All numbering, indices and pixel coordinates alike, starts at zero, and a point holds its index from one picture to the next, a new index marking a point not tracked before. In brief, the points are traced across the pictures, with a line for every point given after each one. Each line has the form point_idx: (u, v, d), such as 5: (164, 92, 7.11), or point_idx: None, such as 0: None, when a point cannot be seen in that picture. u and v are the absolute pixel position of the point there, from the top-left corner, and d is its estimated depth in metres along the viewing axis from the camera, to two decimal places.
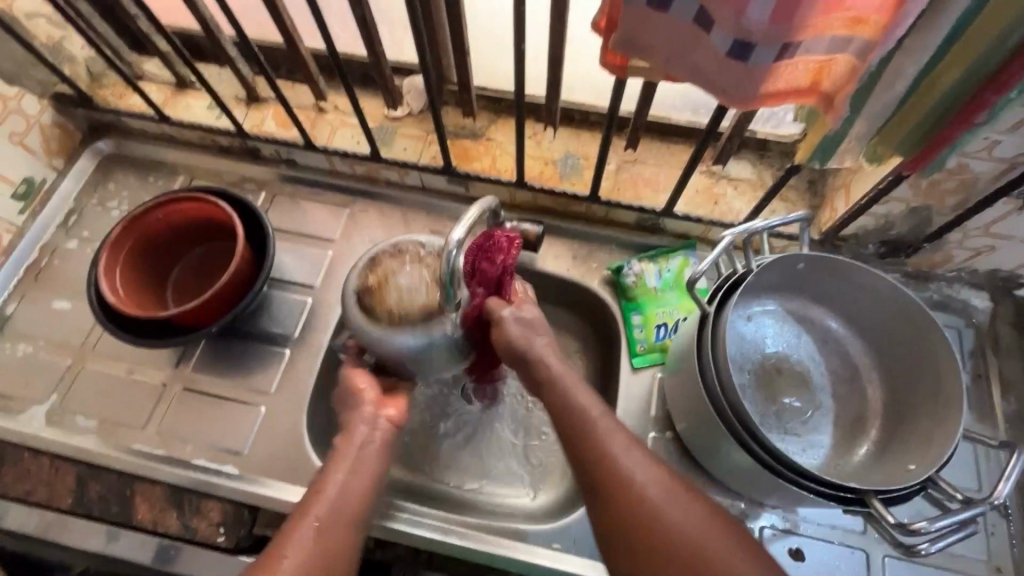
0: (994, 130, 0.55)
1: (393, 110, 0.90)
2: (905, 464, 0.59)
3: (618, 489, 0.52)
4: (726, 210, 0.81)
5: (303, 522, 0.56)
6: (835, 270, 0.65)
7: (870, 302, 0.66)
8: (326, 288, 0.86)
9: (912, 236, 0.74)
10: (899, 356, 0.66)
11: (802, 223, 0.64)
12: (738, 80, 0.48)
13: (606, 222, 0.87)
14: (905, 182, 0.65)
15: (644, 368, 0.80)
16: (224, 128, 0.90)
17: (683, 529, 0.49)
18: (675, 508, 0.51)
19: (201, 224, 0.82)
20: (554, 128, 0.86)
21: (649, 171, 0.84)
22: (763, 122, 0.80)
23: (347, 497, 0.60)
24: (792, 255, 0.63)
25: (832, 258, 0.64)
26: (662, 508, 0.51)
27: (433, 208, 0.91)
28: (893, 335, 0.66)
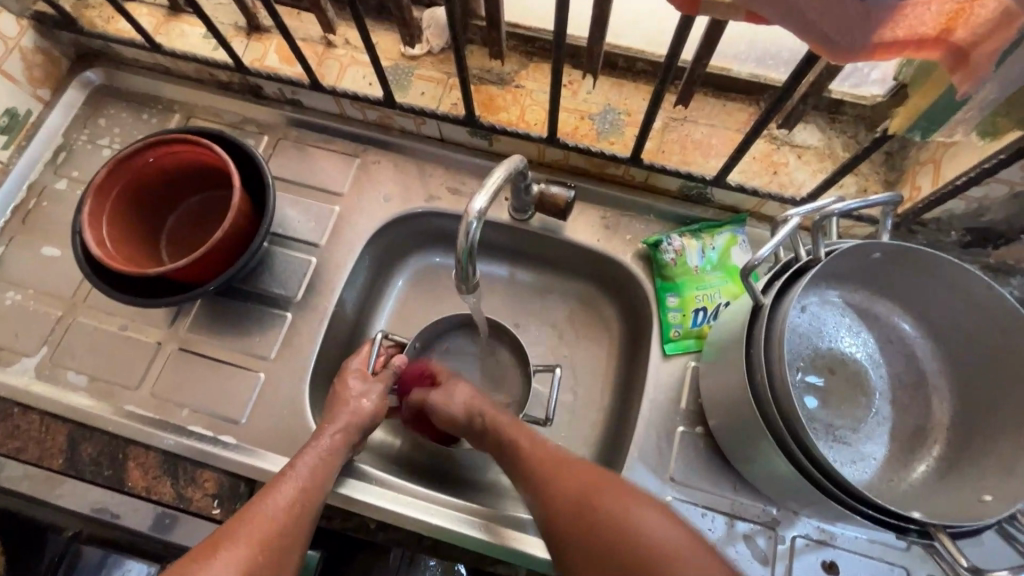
0: None
1: (410, 48, 0.79)
2: (979, 492, 0.52)
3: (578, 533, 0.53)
4: (786, 182, 0.70)
5: (260, 506, 0.55)
6: (915, 263, 0.56)
7: (954, 302, 0.57)
8: (332, 247, 0.79)
9: (1007, 225, 0.63)
10: (977, 364, 0.58)
11: (887, 205, 0.54)
12: (848, 23, 0.38)
13: (646, 188, 0.77)
14: (1019, 163, 0.54)
15: (677, 355, 0.72)
16: (221, 62, 0.80)
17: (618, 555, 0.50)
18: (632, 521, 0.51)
19: (196, 169, 0.74)
20: (593, 76, 0.74)
21: (700, 132, 0.73)
22: (842, 79, 0.68)
23: (292, 504, 0.56)
24: (871, 243, 0.54)
25: (919, 249, 0.54)
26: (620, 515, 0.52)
27: (452, 163, 0.81)
28: (975, 340, 0.57)
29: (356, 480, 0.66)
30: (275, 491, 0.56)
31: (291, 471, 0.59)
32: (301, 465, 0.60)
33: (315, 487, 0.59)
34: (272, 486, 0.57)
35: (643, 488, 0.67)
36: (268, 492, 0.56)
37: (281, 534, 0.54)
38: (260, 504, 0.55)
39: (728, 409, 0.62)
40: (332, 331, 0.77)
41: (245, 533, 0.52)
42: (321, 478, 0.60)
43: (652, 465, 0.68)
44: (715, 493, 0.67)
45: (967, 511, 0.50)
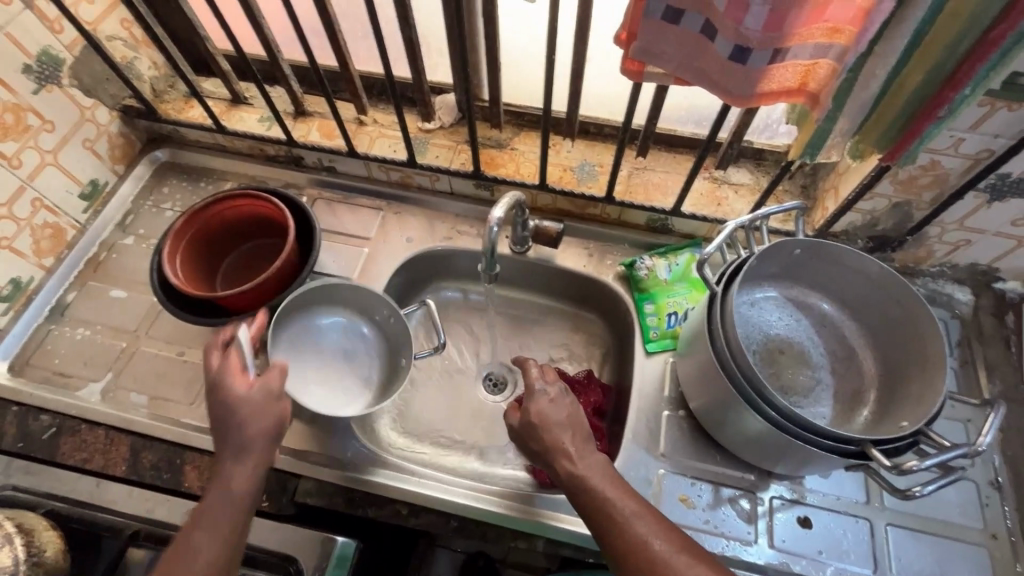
0: (959, 128, 0.65)
1: (427, 123, 0.99)
2: (900, 422, 0.66)
3: (633, 553, 0.56)
4: (729, 210, 0.90)
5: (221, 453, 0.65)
6: (824, 253, 0.73)
7: (860, 285, 0.74)
8: (362, 280, 0.94)
9: (896, 232, 0.82)
10: (887, 331, 0.74)
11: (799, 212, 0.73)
12: (739, 80, 0.58)
13: (619, 223, 0.96)
14: (887, 178, 0.74)
15: (657, 353, 0.86)
16: (274, 138, 0.99)
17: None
18: (682, 565, 0.55)
19: (253, 221, 0.90)
20: (571, 139, 0.95)
21: (657, 177, 0.93)
22: (759, 133, 0.89)
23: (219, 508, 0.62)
24: (789, 241, 0.72)
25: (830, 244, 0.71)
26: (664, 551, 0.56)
27: (460, 211, 1.00)
28: (881, 314, 0.74)
29: (391, 469, 0.76)
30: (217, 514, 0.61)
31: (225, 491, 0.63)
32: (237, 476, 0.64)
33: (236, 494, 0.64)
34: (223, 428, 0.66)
35: (638, 464, 0.78)
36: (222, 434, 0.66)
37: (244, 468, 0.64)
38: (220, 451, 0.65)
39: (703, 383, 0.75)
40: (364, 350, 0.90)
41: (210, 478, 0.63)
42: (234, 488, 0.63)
43: (644, 443, 0.80)
44: (700, 464, 0.78)
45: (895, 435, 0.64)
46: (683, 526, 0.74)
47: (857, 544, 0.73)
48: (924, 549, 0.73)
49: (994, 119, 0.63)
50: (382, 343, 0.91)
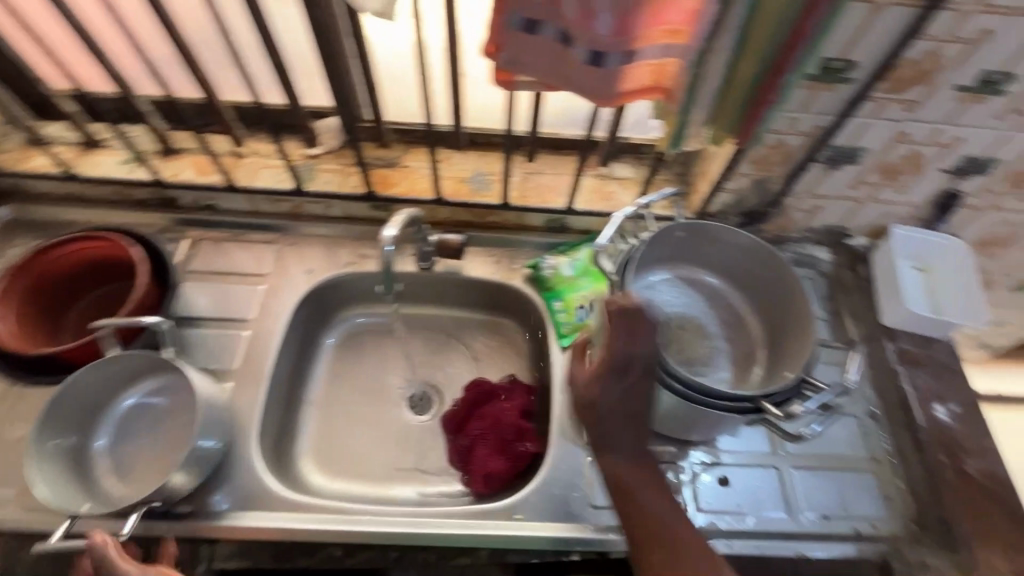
0: (792, 109, 0.74)
1: (311, 149, 0.96)
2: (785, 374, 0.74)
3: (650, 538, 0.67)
4: (618, 203, 0.95)
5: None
6: (701, 232, 0.81)
7: (737, 257, 0.82)
8: (261, 319, 0.88)
9: (761, 206, 0.92)
10: (766, 296, 0.82)
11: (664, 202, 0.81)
12: (600, 81, 0.62)
13: (520, 227, 0.98)
14: (744, 159, 0.82)
15: (572, 347, 0.89)
16: (140, 180, 0.91)
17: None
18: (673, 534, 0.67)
19: (100, 264, 0.83)
20: (461, 151, 0.97)
21: (549, 179, 0.97)
22: (631, 129, 0.94)
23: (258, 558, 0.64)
24: (670, 226, 0.78)
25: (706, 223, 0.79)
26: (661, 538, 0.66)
27: (359, 235, 0.97)
28: (758, 281, 0.82)
29: (318, 512, 0.72)
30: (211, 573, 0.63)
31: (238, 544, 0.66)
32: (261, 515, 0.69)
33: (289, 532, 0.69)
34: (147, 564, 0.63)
35: (567, 457, 0.81)
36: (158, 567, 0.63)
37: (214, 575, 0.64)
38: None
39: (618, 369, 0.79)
40: (273, 393, 0.85)
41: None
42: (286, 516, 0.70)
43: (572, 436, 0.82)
44: None
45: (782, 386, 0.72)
46: (617, 508, 0.76)
47: (769, 491, 0.80)
48: (823, 484, 0.81)
49: (817, 99, 0.72)
50: (157, 378, 0.78)
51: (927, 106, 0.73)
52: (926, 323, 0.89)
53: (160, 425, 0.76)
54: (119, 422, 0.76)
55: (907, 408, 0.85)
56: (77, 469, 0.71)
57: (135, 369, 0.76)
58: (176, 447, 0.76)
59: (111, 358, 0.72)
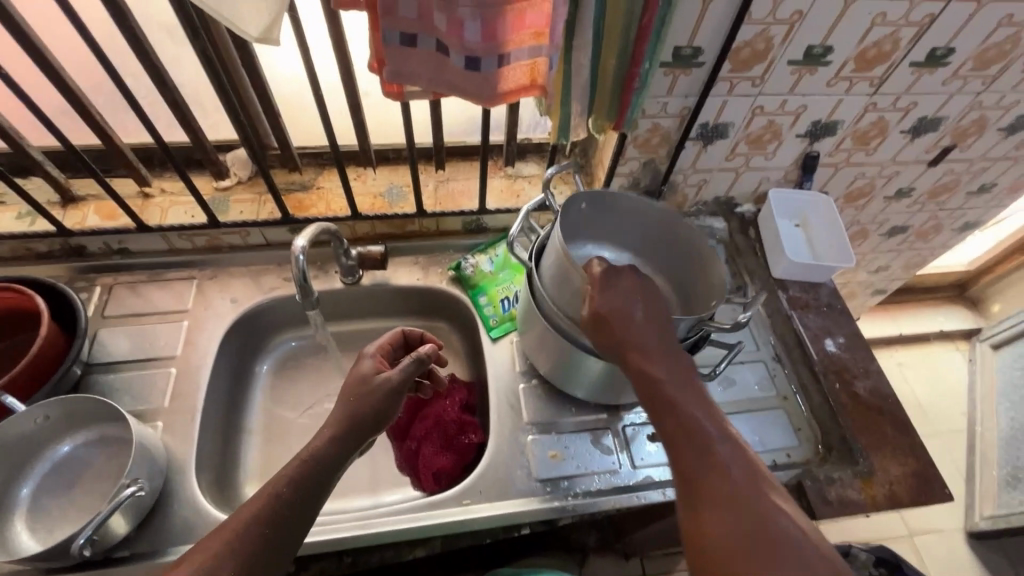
0: (661, 94, 0.83)
1: (222, 182, 0.97)
2: None
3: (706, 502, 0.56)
4: (528, 199, 1.02)
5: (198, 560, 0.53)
6: (606, 206, 0.87)
7: (640, 224, 0.89)
8: (188, 354, 0.88)
9: (655, 185, 1.01)
10: (672, 256, 0.91)
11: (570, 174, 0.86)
12: (480, 84, 0.68)
13: (440, 233, 1.03)
14: (629, 144, 0.91)
15: (502, 337, 0.94)
16: (41, 232, 0.89)
17: (726, 529, 0.53)
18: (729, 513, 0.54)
19: (3, 315, 0.80)
20: (373, 167, 1.01)
21: (460, 184, 1.02)
22: (532, 129, 1.04)
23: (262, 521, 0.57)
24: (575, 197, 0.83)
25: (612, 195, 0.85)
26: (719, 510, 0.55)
27: (282, 259, 0.99)
28: (661, 242, 0.90)
29: None
30: (226, 529, 0.56)
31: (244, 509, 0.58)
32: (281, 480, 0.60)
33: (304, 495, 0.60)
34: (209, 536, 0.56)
35: (508, 439, 0.85)
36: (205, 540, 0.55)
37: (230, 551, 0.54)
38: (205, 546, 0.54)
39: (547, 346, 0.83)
40: (208, 425, 0.84)
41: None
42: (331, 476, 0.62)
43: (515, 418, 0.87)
44: (561, 420, 0.87)
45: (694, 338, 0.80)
46: (559, 478, 0.81)
47: None
48: (743, 425, 0.89)
49: (679, 83, 0.82)
50: (87, 430, 0.76)
51: (771, 80, 0.84)
52: (809, 270, 1.00)
53: (84, 475, 0.74)
54: (43, 476, 0.73)
55: (804, 347, 0.95)
56: None
57: (71, 417, 0.74)
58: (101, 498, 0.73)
59: (41, 407, 0.70)
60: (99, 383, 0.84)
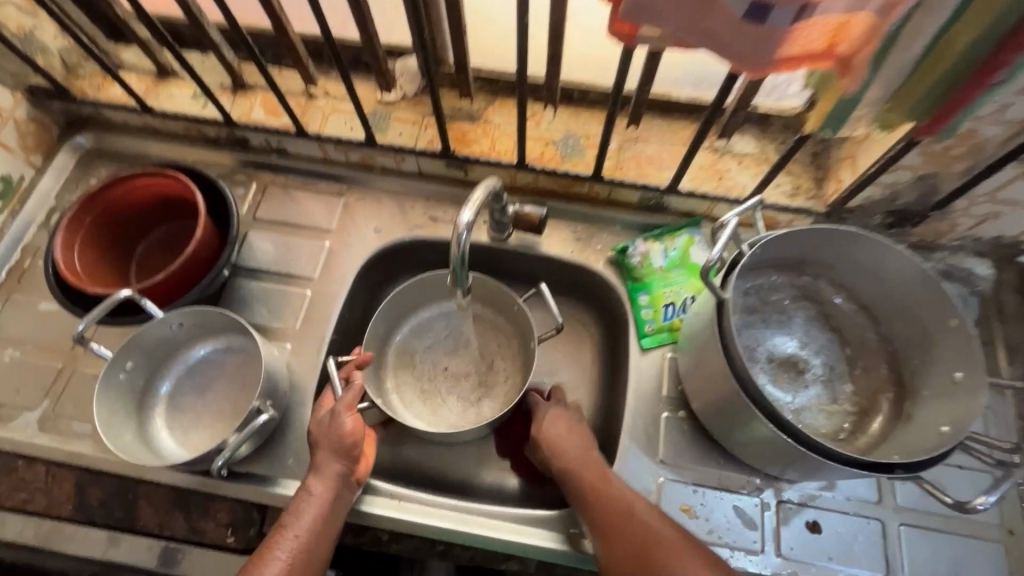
0: (1007, 92, 0.55)
1: (386, 94, 0.87)
2: (938, 427, 0.60)
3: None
4: (731, 185, 0.80)
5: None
6: (837, 241, 0.68)
7: (873, 270, 0.69)
8: (324, 279, 0.84)
9: (920, 205, 0.73)
10: (898, 319, 0.70)
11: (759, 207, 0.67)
12: (755, 43, 0.47)
13: (609, 202, 0.86)
14: (915, 150, 0.64)
15: (653, 348, 0.79)
16: (211, 118, 0.86)
17: None
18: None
19: (162, 201, 0.80)
20: (553, 108, 0.84)
21: (651, 149, 0.83)
22: (767, 93, 0.78)
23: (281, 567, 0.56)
24: (790, 230, 0.66)
25: (837, 230, 0.66)
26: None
27: (432, 194, 0.89)
28: (892, 300, 0.70)
29: (368, 493, 0.69)
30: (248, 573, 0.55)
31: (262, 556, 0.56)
32: (288, 533, 0.59)
33: (316, 541, 0.59)
34: (260, 562, 0.56)
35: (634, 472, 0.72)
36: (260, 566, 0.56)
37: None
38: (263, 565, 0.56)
39: (510, 364, 0.83)
40: (332, 358, 0.81)
41: None
42: (332, 519, 0.61)
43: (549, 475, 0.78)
44: (703, 470, 0.72)
45: (932, 444, 0.58)
46: None
47: (870, 546, 0.69)
48: (939, 550, 0.69)
49: None
50: (224, 335, 0.76)
51: None
52: None
53: (218, 380, 0.76)
54: (184, 372, 0.76)
55: None
56: (137, 412, 0.71)
57: (203, 325, 0.74)
58: (228, 407, 0.75)
59: (177, 315, 0.70)
60: (243, 289, 0.83)
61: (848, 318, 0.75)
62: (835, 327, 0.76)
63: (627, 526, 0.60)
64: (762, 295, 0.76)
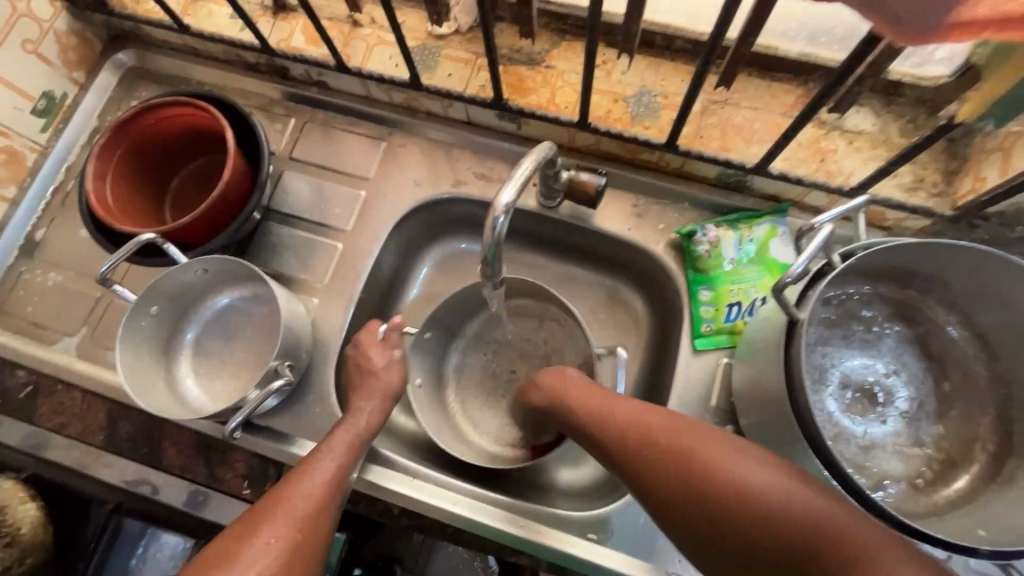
0: None
1: (438, 26, 0.76)
2: None
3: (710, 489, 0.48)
4: (835, 170, 0.66)
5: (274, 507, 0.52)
6: (961, 258, 0.54)
7: (1003, 298, 0.56)
8: (357, 233, 0.78)
9: None
10: (1022, 361, 0.57)
11: (862, 207, 0.55)
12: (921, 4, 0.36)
13: (681, 174, 0.74)
14: None
15: (708, 351, 0.69)
16: (249, 43, 0.79)
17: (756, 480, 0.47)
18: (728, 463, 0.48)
19: (195, 134, 0.76)
20: (629, 56, 0.71)
21: (741, 116, 0.69)
22: (902, 59, 0.62)
23: (313, 499, 0.54)
24: (898, 241, 0.53)
25: (973, 249, 0.52)
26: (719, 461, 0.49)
27: (479, 147, 0.79)
28: (1021, 337, 0.57)
29: (383, 468, 0.67)
30: (283, 501, 0.53)
31: (296, 482, 0.55)
32: (322, 463, 0.57)
33: (347, 471, 0.58)
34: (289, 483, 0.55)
35: None
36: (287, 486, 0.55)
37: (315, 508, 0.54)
38: (292, 486, 0.55)
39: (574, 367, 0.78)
40: (358, 317, 0.77)
41: (271, 515, 0.52)
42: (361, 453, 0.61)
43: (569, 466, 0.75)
44: None
45: None
46: None
47: None
48: None
49: None
50: (248, 284, 0.74)
51: None
52: None
53: (243, 330, 0.74)
54: (210, 318, 0.75)
55: None
56: (164, 356, 0.71)
57: (227, 273, 0.72)
58: (252, 358, 0.73)
59: (201, 262, 0.68)
60: (274, 234, 0.79)
61: (953, 348, 0.62)
62: (934, 356, 0.63)
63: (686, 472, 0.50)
64: (850, 309, 0.64)
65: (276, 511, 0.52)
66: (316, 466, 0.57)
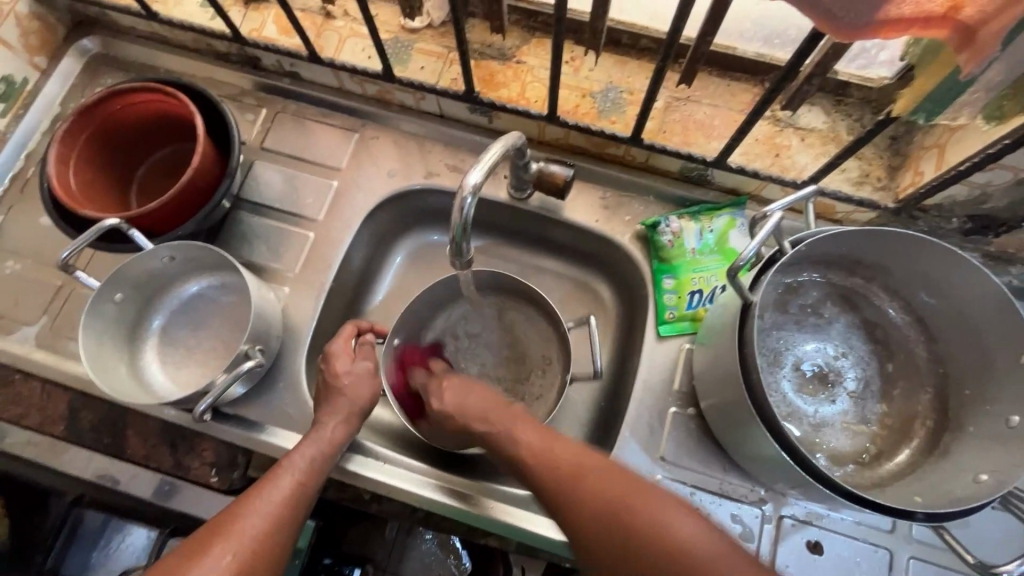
0: None
1: (410, 20, 0.78)
2: (976, 474, 0.54)
3: (640, 536, 0.47)
4: (788, 165, 0.70)
5: (224, 535, 0.51)
6: (900, 245, 0.58)
7: (940, 283, 0.60)
8: (328, 223, 0.79)
9: (1009, 213, 0.61)
10: (956, 340, 0.62)
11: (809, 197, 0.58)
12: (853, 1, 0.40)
13: (646, 168, 0.77)
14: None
15: (671, 337, 0.72)
16: (220, 31, 0.79)
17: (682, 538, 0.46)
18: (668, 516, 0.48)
19: (164, 121, 0.75)
20: (596, 53, 0.74)
21: (702, 112, 0.72)
22: (849, 61, 0.66)
23: (269, 518, 0.53)
24: (841, 230, 0.57)
25: (909, 236, 0.56)
26: (661, 511, 0.48)
27: (450, 140, 0.81)
28: (955, 319, 0.61)
29: (353, 451, 0.68)
30: (241, 516, 0.52)
31: (256, 496, 0.54)
32: (281, 477, 0.56)
33: (307, 486, 0.57)
34: (245, 503, 0.54)
35: (632, 466, 0.68)
36: (242, 507, 0.53)
37: (276, 528, 0.53)
38: (248, 510, 0.53)
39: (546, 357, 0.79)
40: (330, 306, 0.78)
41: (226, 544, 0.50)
42: (324, 467, 0.60)
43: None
44: (705, 473, 0.68)
45: (968, 492, 0.52)
46: None
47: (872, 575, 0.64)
48: None
49: None
50: (217, 273, 0.74)
51: None
52: None
53: (211, 319, 0.74)
54: (179, 306, 0.74)
55: None
56: (129, 344, 0.70)
57: (195, 260, 0.72)
58: (219, 347, 0.73)
59: (167, 248, 0.68)
60: (244, 223, 0.79)
61: (895, 330, 0.67)
62: (879, 339, 0.67)
63: (649, 531, 0.47)
64: (802, 297, 0.67)
65: (233, 526, 0.51)
66: (276, 480, 0.56)
